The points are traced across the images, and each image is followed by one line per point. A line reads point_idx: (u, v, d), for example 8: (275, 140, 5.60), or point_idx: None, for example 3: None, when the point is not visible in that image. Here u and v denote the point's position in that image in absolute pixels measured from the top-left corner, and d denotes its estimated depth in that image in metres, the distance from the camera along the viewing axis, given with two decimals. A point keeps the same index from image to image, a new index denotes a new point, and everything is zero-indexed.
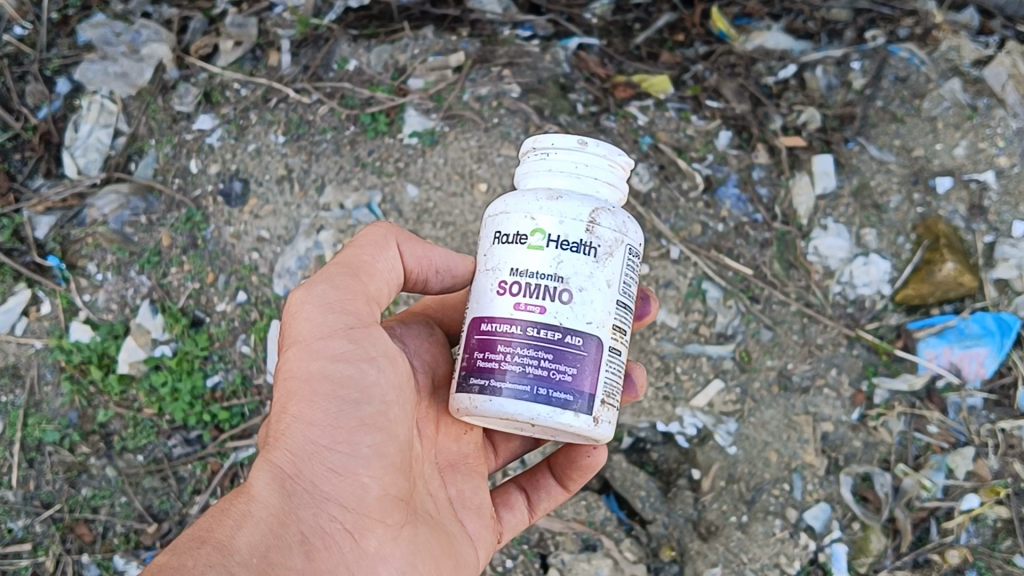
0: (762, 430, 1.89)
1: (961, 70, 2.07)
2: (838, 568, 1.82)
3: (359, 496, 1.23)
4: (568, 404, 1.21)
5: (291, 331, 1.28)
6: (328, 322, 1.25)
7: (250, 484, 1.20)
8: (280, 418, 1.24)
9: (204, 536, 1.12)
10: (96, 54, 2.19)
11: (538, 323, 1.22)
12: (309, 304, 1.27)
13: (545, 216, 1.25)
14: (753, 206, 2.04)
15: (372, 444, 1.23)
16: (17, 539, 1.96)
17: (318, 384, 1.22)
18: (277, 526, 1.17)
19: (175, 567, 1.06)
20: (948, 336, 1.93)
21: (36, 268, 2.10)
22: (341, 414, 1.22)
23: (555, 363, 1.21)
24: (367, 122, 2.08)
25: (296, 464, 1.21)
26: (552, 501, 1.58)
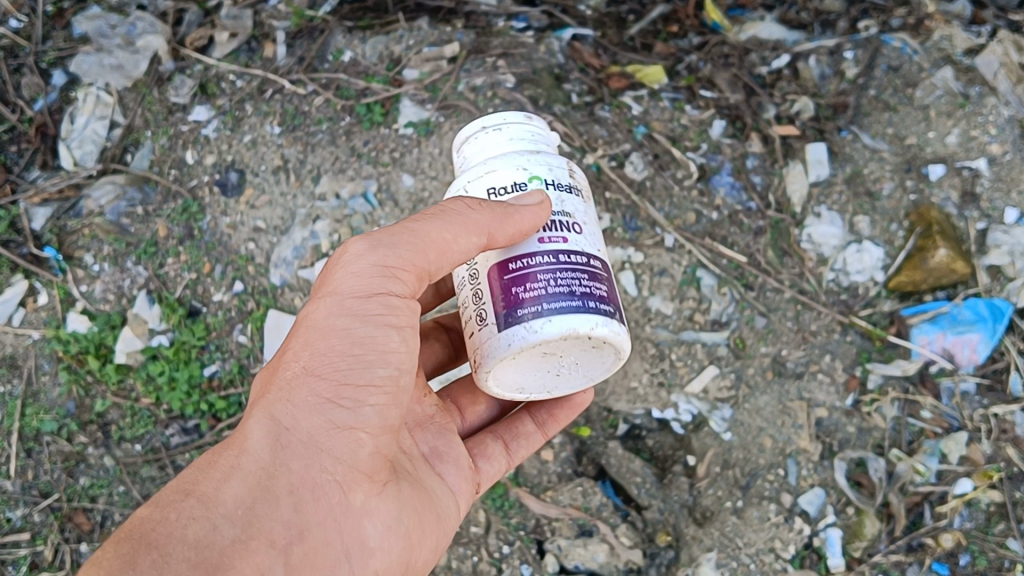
0: (756, 416, 1.90)
1: (952, 59, 2.09)
2: (832, 552, 1.82)
3: (353, 451, 1.23)
4: (611, 315, 1.29)
5: (329, 283, 1.29)
6: (373, 285, 1.26)
7: (249, 431, 1.24)
8: (290, 369, 1.26)
9: (190, 488, 1.18)
10: (91, 46, 2.20)
11: (565, 251, 1.30)
12: (359, 263, 1.27)
13: (535, 166, 1.36)
14: (746, 194, 2.04)
15: (376, 404, 1.23)
16: (15, 528, 1.96)
17: (337, 343, 1.24)
18: (266, 478, 1.20)
19: (157, 520, 1.14)
20: (941, 322, 1.94)
21: (33, 259, 2.11)
22: (350, 372, 1.23)
23: (591, 283, 1.29)
24: (362, 113, 2.08)
25: (296, 416, 1.23)
26: (530, 449, 1.61)
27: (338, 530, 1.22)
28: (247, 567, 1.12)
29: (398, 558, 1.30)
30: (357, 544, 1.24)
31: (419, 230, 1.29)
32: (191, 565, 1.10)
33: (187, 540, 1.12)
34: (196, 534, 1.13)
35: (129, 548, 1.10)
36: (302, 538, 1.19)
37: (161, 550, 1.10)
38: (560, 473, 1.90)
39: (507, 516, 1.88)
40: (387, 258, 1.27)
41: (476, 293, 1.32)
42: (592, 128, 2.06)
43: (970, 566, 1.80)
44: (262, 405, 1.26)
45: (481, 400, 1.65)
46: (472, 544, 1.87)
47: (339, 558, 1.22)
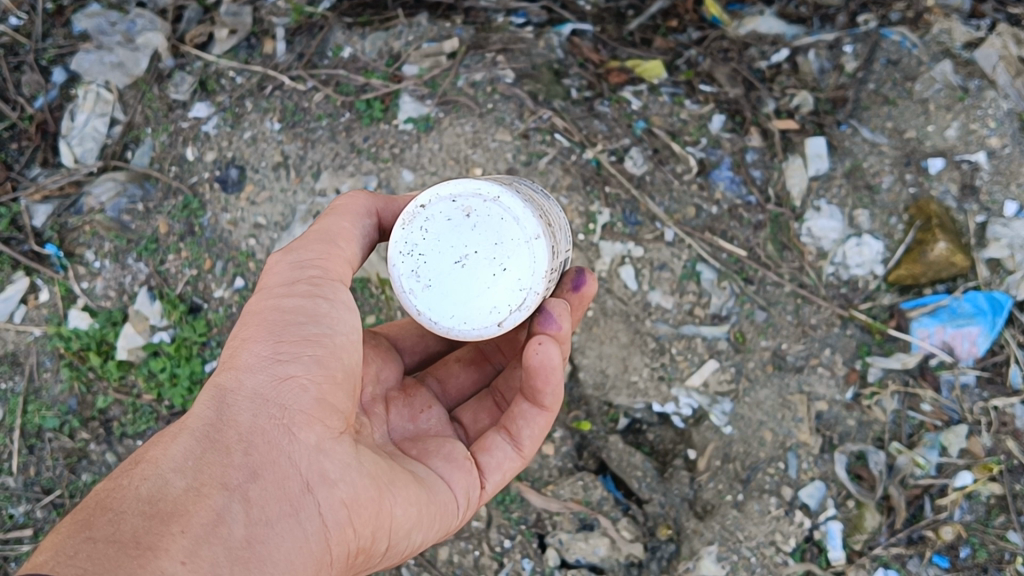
0: (757, 410, 1.91)
1: (952, 52, 2.07)
2: (832, 545, 1.84)
3: (297, 397, 1.25)
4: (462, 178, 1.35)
5: (264, 277, 1.36)
6: (299, 269, 1.33)
7: (196, 403, 1.26)
8: (232, 345, 1.31)
9: (141, 456, 1.19)
10: (91, 44, 2.19)
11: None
12: (286, 260, 1.35)
13: None
14: (746, 188, 2.04)
15: (314, 354, 1.27)
16: (18, 524, 2.00)
17: (269, 313, 1.30)
18: (214, 431, 1.21)
19: (111, 487, 1.13)
20: (940, 316, 1.94)
21: (34, 256, 2.11)
22: (287, 332, 1.28)
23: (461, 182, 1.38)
24: (362, 109, 2.09)
25: (240, 377, 1.26)
26: (537, 429, 1.53)
27: (294, 470, 1.23)
28: (204, 509, 1.12)
29: (369, 496, 1.28)
30: (317, 479, 1.24)
31: (325, 227, 1.41)
32: (147, 517, 1.08)
33: (141, 496, 1.11)
34: (148, 490, 1.12)
35: (86, 514, 1.09)
36: (257, 479, 1.19)
37: (114, 510, 1.08)
38: (561, 467, 1.91)
39: (509, 510, 1.89)
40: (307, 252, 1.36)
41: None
42: (592, 123, 2.05)
43: (970, 558, 1.82)
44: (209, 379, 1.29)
45: (484, 415, 1.65)
46: (474, 538, 1.88)
47: (302, 497, 1.22)
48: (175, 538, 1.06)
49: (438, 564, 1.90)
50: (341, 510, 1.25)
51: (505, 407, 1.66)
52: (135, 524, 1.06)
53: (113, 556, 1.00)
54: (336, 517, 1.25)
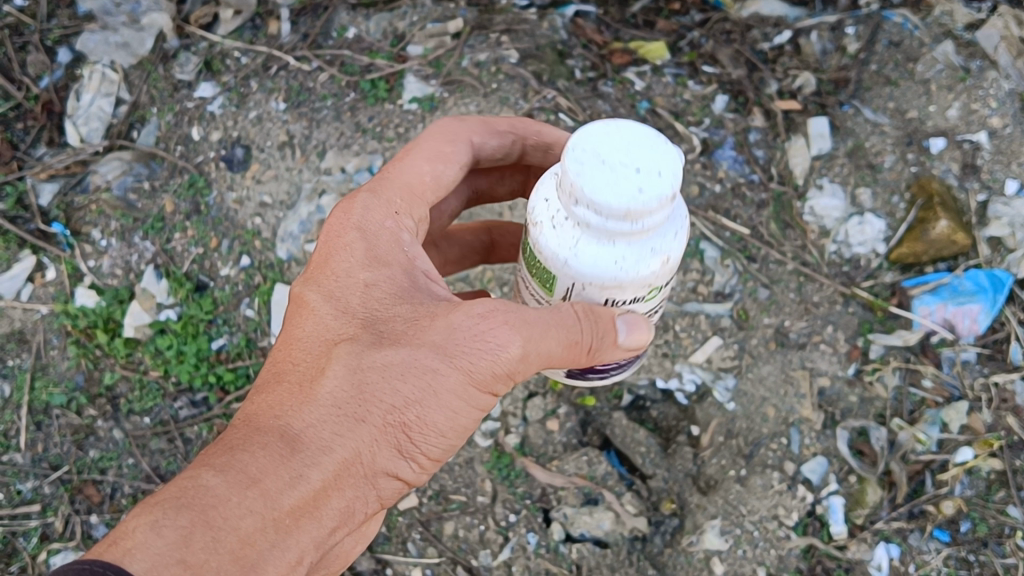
0: (760, 385, 1.93)
1: (953, 33, 2.08)
2: (834, 520, 1.85)
3: (388, 495, 1.20)
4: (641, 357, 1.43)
5: (462, 345, 1.12)
6: (490, 386, 1.14)
7: (323, 440, 1.12)
8: (392, 408, 1.13)
9: (256, 478, 1.08)
10: (96, 24, 2.21)
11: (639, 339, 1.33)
12: (502, 359, 1.11)
13: (654, 277, 1.10)
14: (749, 167, 2.07)
15: (427, 467, 1.19)
16: (26, 500, 1.99)
17: (442, 416, 1.13)
18: (323, 501, 1.11)
19: (217, 496, 1.06)
20: (942, 293, 1.95)
21: (40, 235, 2.13)
22: (433, 442, 1.15)
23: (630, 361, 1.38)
24: (366, 89, 2.10)
25: (375, 453, 1.13)
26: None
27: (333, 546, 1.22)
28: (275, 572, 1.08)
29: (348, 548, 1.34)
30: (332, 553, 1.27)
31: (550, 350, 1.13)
32: (233, 559, 1.04)
33: (240, 534, 1.05)
34: (248, 529, 1.05)
35: (187, 519, 1.03)
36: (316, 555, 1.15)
37: (212, 529, 1.04)
38: (565, 443, 1.92)
39: (513, 485, 1.91)
40: (536, 346, 1.12)
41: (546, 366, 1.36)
42: (595, 103, 2.08)
43: (971, 532, 1.83)
44: (343, 424, 1.12)
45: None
46: (479, 513, 1.90)
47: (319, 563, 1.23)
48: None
49: (443, 539, 1.90)
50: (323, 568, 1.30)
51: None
52: (223, 565, 1.03)
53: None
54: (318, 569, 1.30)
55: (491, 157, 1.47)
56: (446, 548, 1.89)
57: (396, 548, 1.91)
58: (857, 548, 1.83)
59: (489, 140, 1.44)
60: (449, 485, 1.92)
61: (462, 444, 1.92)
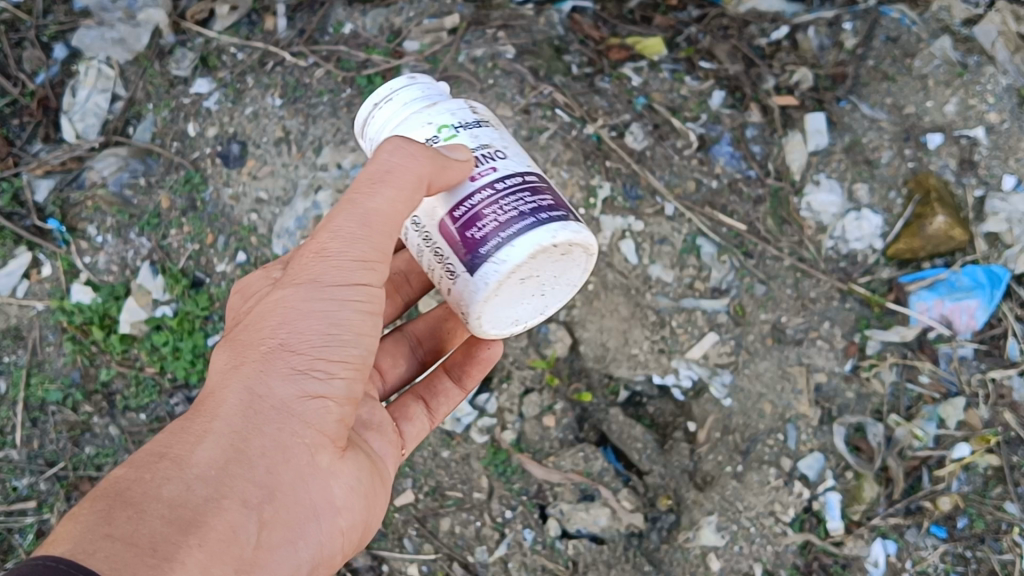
0: (757, 381, 1.92)
1: (951, 29, 2.08)
2: (831, 516, 1.86)
3: (322, 419, 1.22)
4: (568, 218, 1.29)
5: (303, 264, 1.24)
6: (348, 274, 1.22)
7: (221, 401, 1.20)
8: (264, 344, 1.22)
9: (164, 450, 1.15)
10: (93, 20, 2.18)
11: (500, 179, 1.28)
12: (341, 246, 1.22)
13: (439, 119, 1.34)
14: (746, 163, 2.06)
15: (345, 377, 1.22)
16: (22, 496, 2.00)
17: (313, 319, 1.21)
18: (239, 442, 1.17)
19: (131, 480, 1.11)
20: (939, 289, 1.95)
21: (36, 231, 2.12)
22: (326, 349, 1.21)
23: (529, 193, 1.28)
24: (363, 85, 2.09)
25: (271, 386, 1.20)
26: (451, 404, 1.61)
27: (307, 492, 1.21)
28: (221, 523, 1.10)
29: (358, 519, 1.31)
30: (325, 504, 1.24)
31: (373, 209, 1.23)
32: (166, 522, 1.07)
33: (163, 498, 1.09)
34: (169, 492, 1.10)
35: (104, 505, 1.07)
36: (274, 498, 1.18)
37: (137, 507, 1.07)
38: (562, 438, 1.91)
39: (510, 481, 1.90)
40: (361, 221, 1.23)
41: (436, 253, 1.31)
42: (592, 99, 2.07)
43: (968, 529, 1.84)
44: (229, 379, 1.22)
45: (401, 361, 1.64)
46: (475, 509, 1.90)
47: (309, 519, 1.22)
48: (191, 551, 1.05)
49: (439, 535, 1.91)
50: (336, 536, 1.27)
51: (420, 351, 1.65)
52: (155, 528, 1.05)
53: (133, 562, 1.00)
54: (330, 542, 1.26)
55: None
56: (443, 544, 1.90)
57: (392, 544, 1.92)
58: (854, 544, 1.84)
59: None
60: (445, 482, 1.91)
61: (459, 440, 1.91)
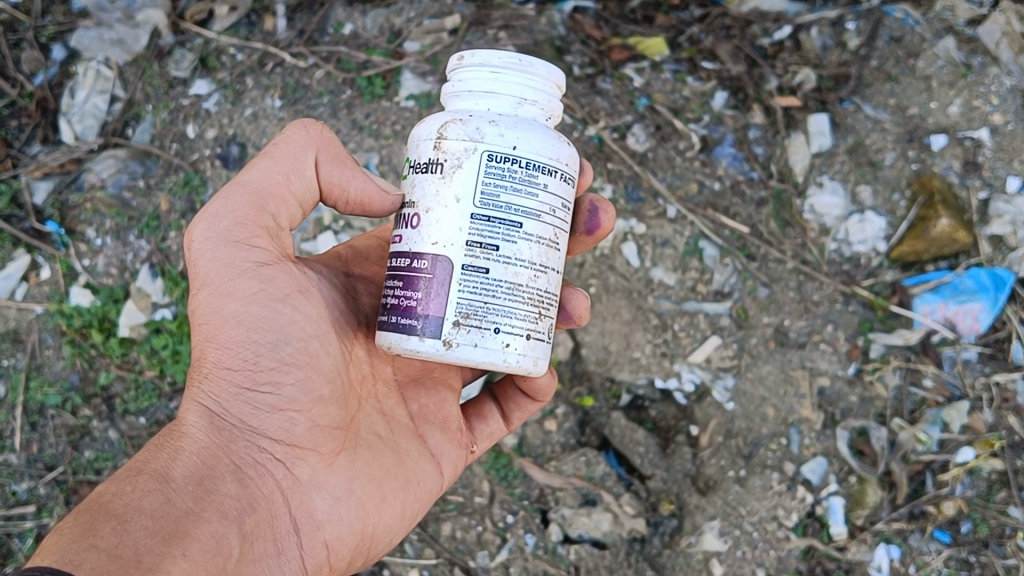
0: (759, 385, 1.91)
1: (955, 29, 2.06)
2: (834, 520, 1.86)
3: (287, 428, 1.28)
4: (412, 330, 1.23)
5: (197, 275, 1.30)
6: (234, 261, 1.27)
7: (184, 423, 1.26)
8: (201, 365, 1.29)
9: (140, 467, 1.18)
10: (90, 21, 2.17)
11: (399, 255, 1.27)
12: (207, 245, 1.28)
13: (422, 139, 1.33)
14: (749, 165, 2.05)
15: (296, 381, 1.28)
16: (21, 501, 1.98)
17: (234, 332, 1.27)
18: (209, 458, 1.23)
19: (114, 492, 1.12)
20: (943, 292, 1.94)
21: (35, 233, 2.10)
22: (260, 355, 1.27)
23: (402, 288, 1.25)
24: (363, 86, 2.09)
25: (224, 403, 1.27)
26: (527, 412, 1.65)
27: (286, 503, 1.28)
28: (202, 533, 1.13)
29: (352, 529, 1.34)
30: (305, 515, 1.29)
31: (252, 187, 1.31)
32: (150, 533, 1.08)
33: (145, 509, 1.11)
34: (151, 505, 1.12)
35: (87, 518, 1.08)
36: (253, 510, 1.22)
37: (121, 518, 1.08)
38: (564, 443, 1.91)
39: (511, 486, 1.89)
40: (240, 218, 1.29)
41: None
42: (593, 100, 2.06)
43: (971, 533, 1.84)
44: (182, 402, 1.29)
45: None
46: (476, 513, 1.88)
47: (288, 531, 1.27)
48: (175, 561, 1.07)
49: (440, 540, 1.89)
50: (320, 550, 1.30)
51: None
52: (140, 539, 1.07)
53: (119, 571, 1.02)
54: (314, 555, 1.30)
55: None
56: (444, 549, 1.88)
57: (393, 549, 1.90)
58: (857, 549, 1.84)
59: None
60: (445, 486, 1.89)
61: None
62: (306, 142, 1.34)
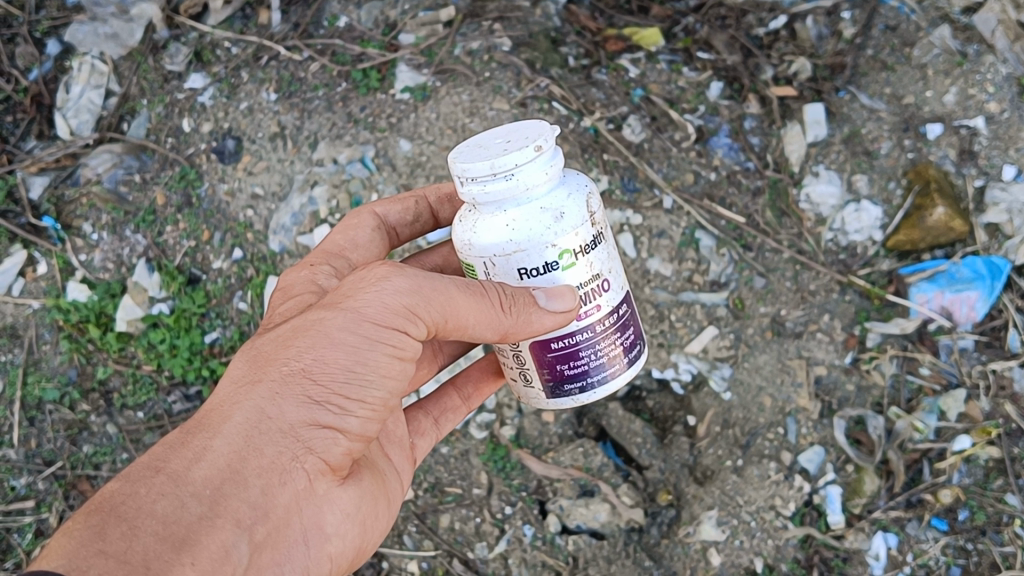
0: (756, 375, 1.92)
1: (950, 17, 2.04)
2: (832, 509, 1.86)
3: (329, 449, 1.23)
4: (637, 352, 1.40)
5: (353, 297, 1.25)
6: (394, 317, 1.23)
7: (230, 414, 1.21)
8: (287, 366, 1.23)
9: (162, 464, 1.15)
10: (85, 15, 2.17)
11: (601, 320, 1.33)
12: (391, 293, 1.24)
13: (564, 238, 1.25)
14: (744, 155, 2.05)
15: (361, 416, 1.23)
16: (20, 496, 2.00)
17: (341, 357, 1.22)
18: (238, 461, 1.17)
19: (127, 494, 1.11)
20: (939, 281, 1.93)
21: (32, 229, 2.11)
22: (348, 385, 1.22)
23: (622, 332, 1.36)
24: (358, 79, 2.08)
25: (279, 406, 1.21)
26: (455, 421, 1.65)
27: (300, 517, 1.22)
28: (214, 542, 1.10)
29: (349, 546, 1.31)
30: (315, 528, 1.24)
31: (456, 296, 1.25)
32: (159, 539, 1.07)
33: (156, 514, 1.09)
34: (164, 509, 1.10)
35: (99, 520, 1.07)
36: (266, 519, 1.18)
37: (130, 523, 1.07)
38: (561, 434, 1.91)
39: (509, 477, 1.90)
40: (428, 291, 1.25)
41: (517, 356, 1.37)
42: (589, 91, 2.06)
43: (969, 521, 1.84)
44: (244, 394, 1.23)
45: (424, 365, 1.68)
46: (475, 505, 1.90)
47: (296, 542, 1.22)
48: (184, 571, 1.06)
49: (439, 531, 1.91)
50: (324, 562, 1.27)
51: (438, 355, 1.70)
52: (148, 545, 1.06)
53: None
54: (316, 567, 1.26)
55: (404, 222, 1.65)
56: (443, 540, 1.91)
57: (393, 541, 1.93)
58: (855, 538, 1.85)
59: (393, 207, 1.63)
60: (445, 478, 1.91)
61: (458, 436, 1.91)
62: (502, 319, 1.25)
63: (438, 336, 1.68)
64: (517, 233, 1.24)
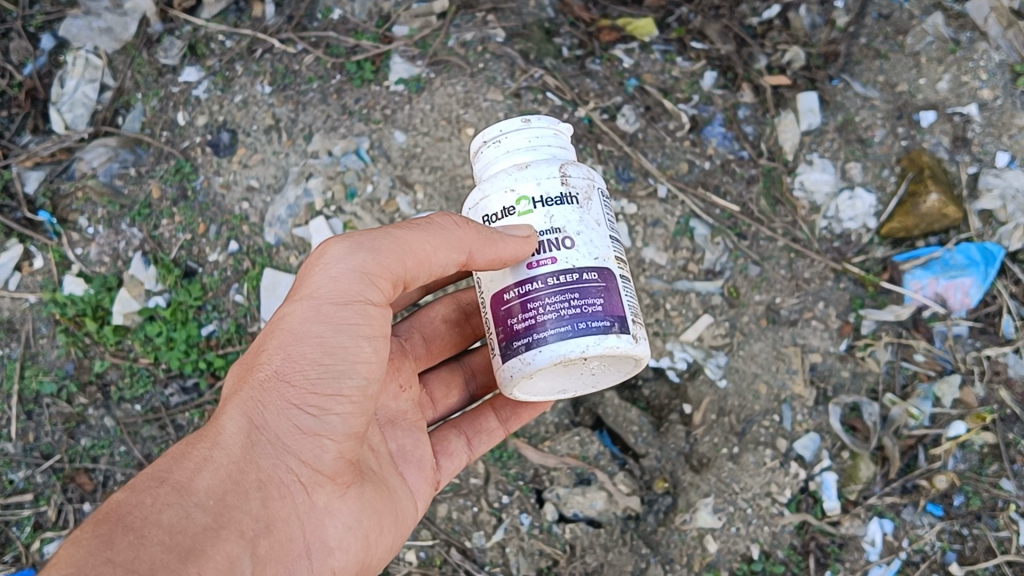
0: (751, 362, 1.92)
1: (943, 5, 2.07)
2: (827, 496, 1.87)
3: (318, 455, 1.26)
4: (608, 329, 1.27)
5: (307, 284, 1.28)
6: (349, 290, 1.25)
7: (222, 426, 1.26)
8: (264, 371, 1.27)
9: (164, 475, 1.20)
10: (79, 9, 2.19)
11: (555, 273, 1.28)
12: (339, 266, 1.27)
13: (522, 185, 1.32)
14: (739, 144, 2.06)
15: (341, 413, 1.24)
16: (18, 489, 1.98)
17: (308, 351, 1.24)
18: (237, 472, 1.22)
19: (132, 504, 1.15)
20: (934, 267, 1.94)
21: (27, 223, 2.11)
22: (320, 381, 1.23)
23: (578, 296, 1.27)
24: (352, 70, 2.09)
25: (267, 415, 1.25)
26: (491, 444, 1.66)
27: (300, 528, 1.26)
28: (218, 552, 1.14)
29: (354, 559, 1.33)
30: (317, 541, 1.27)
31: (406, 239, 1.31)
32: (166, 548, 1.11)
33: (162, 524, 1.13)
34: (169, 519, 1.14)
35: (107, 529, 1.11)
36: (268, 532, 1.22)
37: (137, 533, 1.11)
38: (558, 423, 1.92)
39: (506, 466, 1.90)
40: (375, 254, 1.28)
41: (486, 326, 1.36)
42: (583, 81, 2.07)
43: (964, 506, 1.84)
44: (232, 404, 1.27)
45: (453, 392, 1.70)
46: (472, 495, 1.89)
47: (299, 555, 1.25)
48: None
49: (436, 521, 1.89)
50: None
51: (472, 384, 1.71)
52: (155, 555, 1.09)
53: None
54: None
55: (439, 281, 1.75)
56: (441, 530, 1.88)
57: None
58: (851, 524, 1.85)
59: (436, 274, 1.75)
60: None
61: None
62: (463, 241, 1.29)
63: (471, 362, 1.71)
64: (488, 185, 1.36)
